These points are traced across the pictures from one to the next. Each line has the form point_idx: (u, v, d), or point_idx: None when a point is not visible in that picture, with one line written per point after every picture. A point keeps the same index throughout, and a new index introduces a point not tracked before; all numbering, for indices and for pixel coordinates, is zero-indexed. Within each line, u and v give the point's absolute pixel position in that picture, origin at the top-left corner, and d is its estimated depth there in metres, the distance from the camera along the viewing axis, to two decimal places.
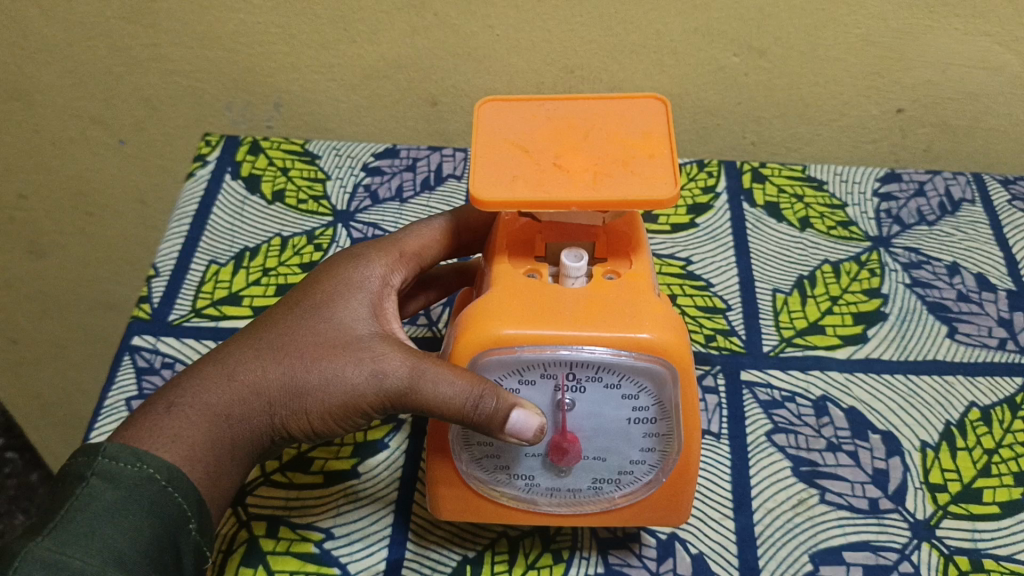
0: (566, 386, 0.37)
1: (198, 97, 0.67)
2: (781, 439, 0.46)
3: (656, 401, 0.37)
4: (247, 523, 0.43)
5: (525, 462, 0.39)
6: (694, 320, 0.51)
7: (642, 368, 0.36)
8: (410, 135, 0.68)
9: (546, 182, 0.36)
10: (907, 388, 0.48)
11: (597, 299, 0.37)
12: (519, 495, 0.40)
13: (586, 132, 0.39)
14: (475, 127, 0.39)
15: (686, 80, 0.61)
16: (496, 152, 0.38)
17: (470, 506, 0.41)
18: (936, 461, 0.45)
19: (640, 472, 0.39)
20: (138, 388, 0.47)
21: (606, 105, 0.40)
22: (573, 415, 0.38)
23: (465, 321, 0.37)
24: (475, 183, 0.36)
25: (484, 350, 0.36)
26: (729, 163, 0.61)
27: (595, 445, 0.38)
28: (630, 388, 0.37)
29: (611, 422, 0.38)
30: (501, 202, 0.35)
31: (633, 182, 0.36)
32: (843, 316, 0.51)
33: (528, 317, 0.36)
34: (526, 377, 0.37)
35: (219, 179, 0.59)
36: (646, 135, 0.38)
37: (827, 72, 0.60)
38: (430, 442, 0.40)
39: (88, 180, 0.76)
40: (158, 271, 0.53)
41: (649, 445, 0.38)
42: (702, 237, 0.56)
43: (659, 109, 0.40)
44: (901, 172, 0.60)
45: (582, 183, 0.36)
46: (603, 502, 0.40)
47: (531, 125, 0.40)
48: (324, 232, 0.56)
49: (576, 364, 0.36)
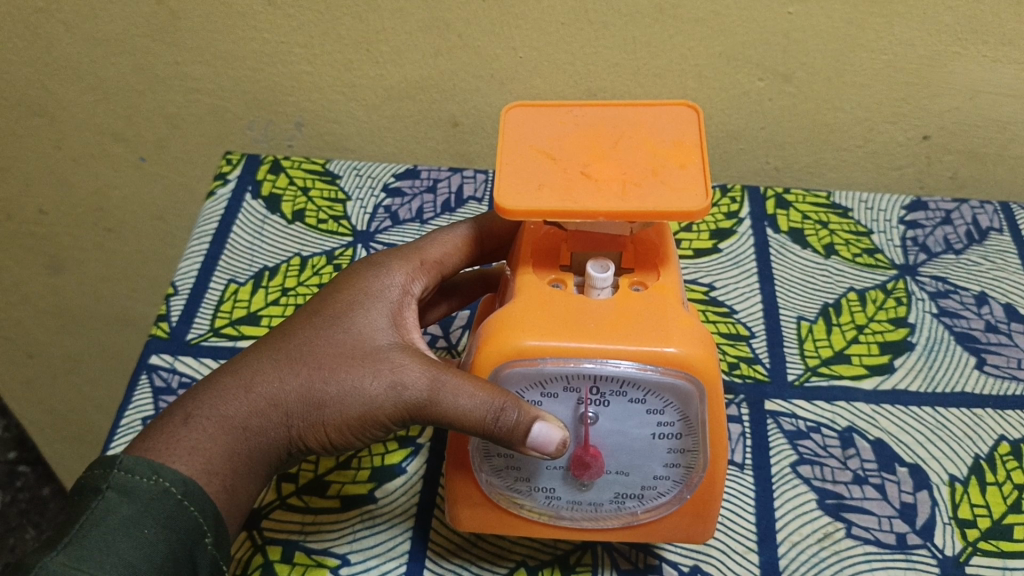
0: (589, 399, 0.36)
1: (220, 116, 0.67)
2: (806, 471, 0.45)
3: (681, 416, 0.37)
4: (262, 548, 0.42)
5: (546, 475, 0.39)
6: (717, 347, 0.51)
7: (671, 382, 0.35)
8: (431, 157, 0.67)
9: (574, 191, 0.36)
10: (935, 421, 0.47)
11: (623, 311, 0.36)
12: (540, 507, 0.40)
13: (614, 141, 0.38)
14: (503, 135, 0.38)
15: (710, 105, 0.61)
16: (523, 160, 0.38)
17: (490, 519, 0.40)
18: (965, 495, 0.44)
19: (664, 488, 0.38)
20: (155, 407, 0.47)
21: (635, 114, 0.40)
22: (596, 429, 0.37)
23: (487, 332, 0.36)
24: (501, 191, 0.36)
25: (507, 362, 0.36)
26: (752, 189, 0.61)
27: (618, 459, 0.38)
28: (656, 402, 0.36)
29: (634, 437, 0.37)
30: (526, 211, 0.35)
31: (662, 192, 0.35)
32: (869, 344, 0.51)
33: (553, 328, 0.35)
34: (548, 389, 0.36)
35: (240, 198, 0.59)
36: (676, 145, 0.38)
37: (851, 98, 0.60)
38: (450, 460, 0.39)
39: (107, 196, 0.76)
40: (177, 290, 0.53)
41: (673, 461, 0.38)
42: (725, 262, 0.56)
43: (690, 119, 0.39)
44: (927, 200, 0.60)
45: (611, 193, 0.36)
46: (625, 516, 0.40)
47: (559, 133, 0.39)
48: (344, 252, 0.55)
49: (601, 378, 0.35)
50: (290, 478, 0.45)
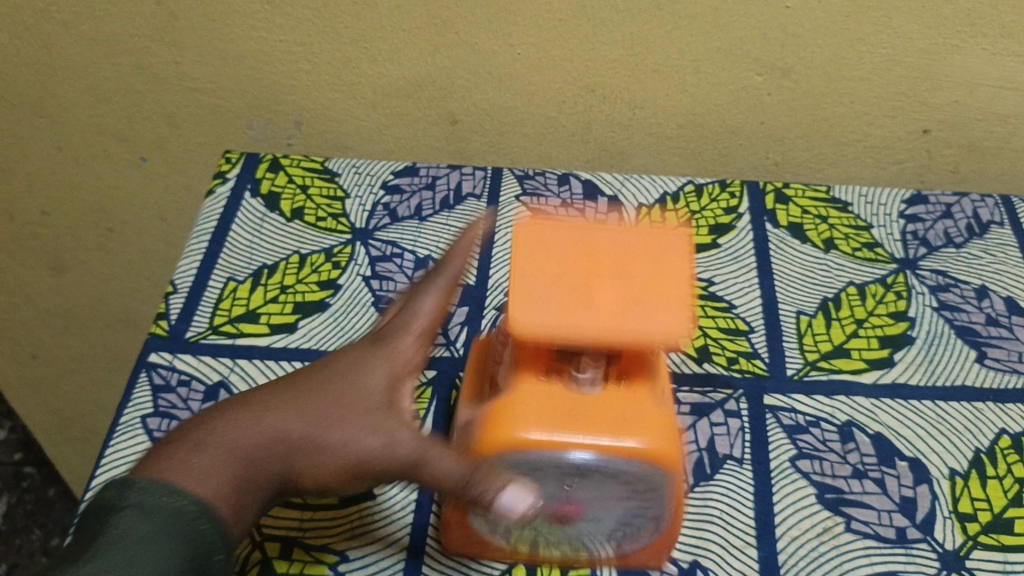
0: (572, 478, 0.38)
1: (220, 115, 0.67)
2: (806, 465, 0.45)
3: (652, 492, 0.38)
4: (260, 544, 0.42)
5: (522, 527, 0.40)
6: (716, 341, 0.50)
7: (638, 474, 0.37)
8: (431, 155, 0.67)
9: (570, 314, 0.35)
10: (935, 414, 0.47)
11: (607, 410, 0.37)
12: (510, 548, 0.41)
13: (608, 254, 0.37)
14: (511, 241, 0.37)
15: (710, 100, 0.61)
16: (522, 272, 0.36)
17: (465, 553, 0.42)
18: (965, 489, 0.44)
19: (627, 540, 0.40)
20: (155, 405, 0.47)
21: (628, 226, 0.39)
22: (575, 495, 0.38)
23: (485, 419, 0.38)
24: (511, 312, 0.36)
25: (492, 460, 0.37)
26: (752, 184, 0.60)
27: (590, 515, 0.39)
28: (632, 484, 0.38)
29: (607, 505, 0.39)
30: (528, 332, 0.35)
31: (654, 316, 0.35)
32: (869, 339, 0.50)
33: (541, 427, 0.37)
34: (530, 471, 0.38)
35: (239, 197, 0.59)
36: (665, 263, 0.37)
37: (851, 92, 0.59)
38: (445, 521, 0.41)
39: (109, 196, 0.76)
40: (176, 288, 0.53)
41: (639, 524, 0.39)
42: (724, 257, 0.55)
43: (680, 233, 0.38)
44: (927, 194, 0.59)
45: (607, 313, 0.35)
46: (588, 557, 0.41)
47: (565, 238, 0.38)
48: (342, 249, 0.55)
49: (581, 468, 0.37)
50: None
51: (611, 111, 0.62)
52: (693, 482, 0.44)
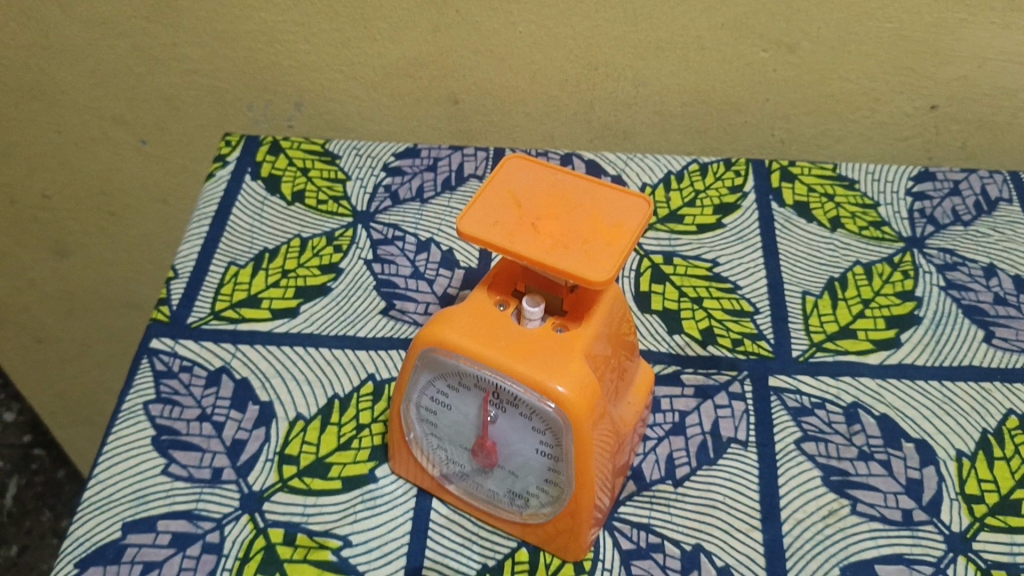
0: (491, 402, 0.38)
1: (219, 97, 0.66)
2: (811, 448, 0.44)
3: (556, 444, 0.38)
4: (263, 530, 0.41)
5: (460, 451, 0.41)
6: (721, 323, 0.50)
7: (550, 416, 0.37)
8: (433, 135, 0.67)
9: (513, 236, 0.36)
10: (942, 395, 0.46)
11: (537, 343, 0.37)
12: (459, 482, 0.42)
13: (571, 206, 0.37)
14: (488, 176, 0.38)
15: (715, 77, 0.60)
16: (486, 200, 0.37)
17: (418, 476, 0.43)
18: (972, 470, 0.44)
19: (538, 500, 0.40)
20: (157, 391, 0.47)
21: (599, 189, 0.38)
22: (496, 427, 0.39)
23: (429, 322, 0.39)
24: (467, 211, 0.37)
25: (430, 348, 0.38)
26: (757, 162, 0.60)
27: (513, 459, 0.40)
28: (538, 422, 0.38)
29: (524, 449, 0.39)
30: (468, 232, 0.36)
31: (580, 257, 0.35)
32: (875, 319, 0.50)
33: (473, 332, 0.38)
34: (461, 385, 0.39)
35: (239, 180, 0.59)
36: (618, 227, 0.36)
37: (859, 68, 0.58)
38: (393, 437, 0.42)
39: (110, 179, 0.76)
40: (177, 273, 0.52)
41: (551, 479, 0.39)
42: (729, 238, 0.55)
43: (641, 204, 0.37)
44: (935, 171, 0.59)
45: (543, 244, 0.35)
46: (510, 512, 0.41)
47: (539, 186, 0.38)
48: (344, 233, 0.55)
49: (500, 386, 0.37)
50: (290, 460, 0.44)
51: (614, 89, 0.61)
52: (696, 465, 0.44)
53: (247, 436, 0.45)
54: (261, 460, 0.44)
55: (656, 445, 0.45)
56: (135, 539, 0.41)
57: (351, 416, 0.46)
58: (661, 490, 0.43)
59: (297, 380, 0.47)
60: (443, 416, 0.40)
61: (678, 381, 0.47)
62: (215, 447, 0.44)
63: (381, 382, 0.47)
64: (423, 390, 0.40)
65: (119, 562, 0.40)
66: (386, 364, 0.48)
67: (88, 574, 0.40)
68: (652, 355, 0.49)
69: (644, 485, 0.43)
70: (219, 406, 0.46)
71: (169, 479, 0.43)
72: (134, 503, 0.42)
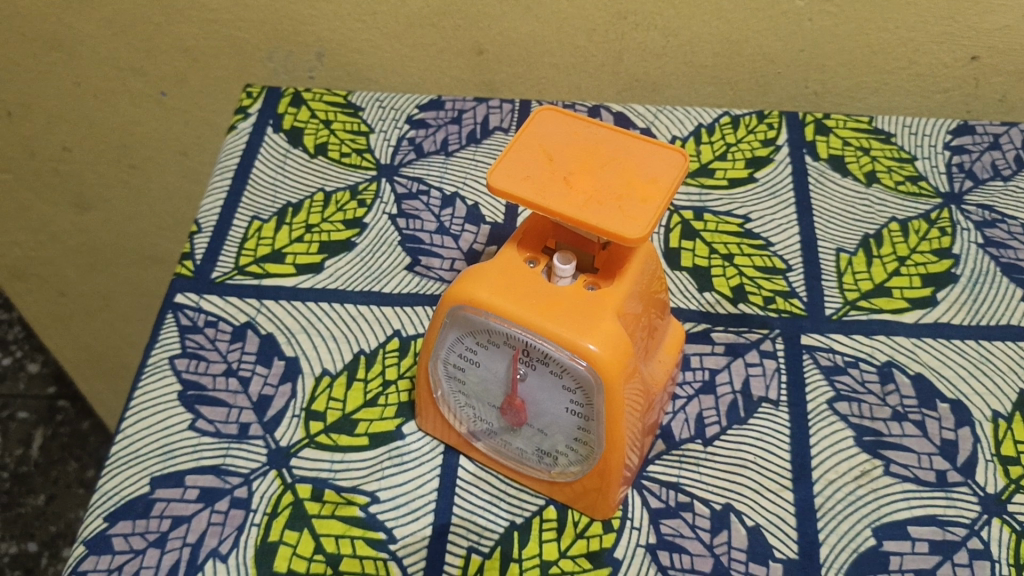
0: (520, 359, 0.37)
1: (239, 47, 0.65)
2: (844, 407, 0.44)
3: (587, 402, 0.37)
4: (291, 486, 0.41)
5: (488, 409, 0.40)
6: (753, 281, 0.49)
7: (581, 374, 0.36)
8: (456, 87, 0.65)
9: (545, 191, 0.35)
10: (978, 355, 0.45)
11: (568, 301, 0.37)
12: (487, 440, 0.42)
13: (605, 160, 0.36)
14: (518, 129, 0.37)
15: (747, 26, 0.58)
16: (517, 154, 0.36)
17: (444, 432, 0.43)
18: (1008, 432, 0.43)
19: (567, 459, 0.40)
20: (182, 345, 0.46)
21: (633, 143, 0.37)
22: (526, 384, 0.38)
23: (457, 279, 0.38)
24: (497, 165, 0.36)
25: (459, 305, 0.37)
26: (791, 114, 0.58)
27: (542, 417, 0.39)
28: (569, 381, 0.37)
29: (554, 407, 0.38)
30: (499, 187, 0.35)
31: (615, 213, 0.34)
32: (911, 277, 0.49)
33: (503, 289, 0.37)
34: (491, 342, 0.38)
35: (261, 132, 0.58)
36: (653, 182, 0.35)
37: (898, 17, 0.56)
38: (420, 394, 0.42)
39: (130, 131, 0.75)
40: (200, 227, 0.52)
41: (581, 437, 0.39)
42: (762, 192, 0.53)
43: (676, 159, 0.36)
44: (974, 124, 0.57)
45: (575, 200, 0.34)
46: (538, 471, 0.41)
47: (571, 140, 0.37)
48: (368, 186, 0.54)
49: (531, 344, 0.36)
50: (317, 417, 0.44)
51: (643, 39, 0.60)
52: (726, 424, 0.43)
53: (273, 391, 0.45)
54: (288, 416, 0.44)
55: (685, 404, 0.44)
56: (163, 494, 0.41)
57: (377, 372, 0.45)
58: (690, 450, 0.43)
59: (322, 336, 0.47)
60: (470, 373, 0.40)
61: (708, 339, 0.47)
62: (242, 402, 0.44)
63: (407, 338, 0.47)
64: (451, 347, 0.40)
65: (148, 516, 0.40)
66: (412, 321, 0.47)
67: (117, 528, 0.40)
68: (683, 313, 0.48)
69: (673, 445, 0.43)
70: (245, 361, 0.46)
71: (196, 435, 0.43)
72: (162, 458, 0.42)
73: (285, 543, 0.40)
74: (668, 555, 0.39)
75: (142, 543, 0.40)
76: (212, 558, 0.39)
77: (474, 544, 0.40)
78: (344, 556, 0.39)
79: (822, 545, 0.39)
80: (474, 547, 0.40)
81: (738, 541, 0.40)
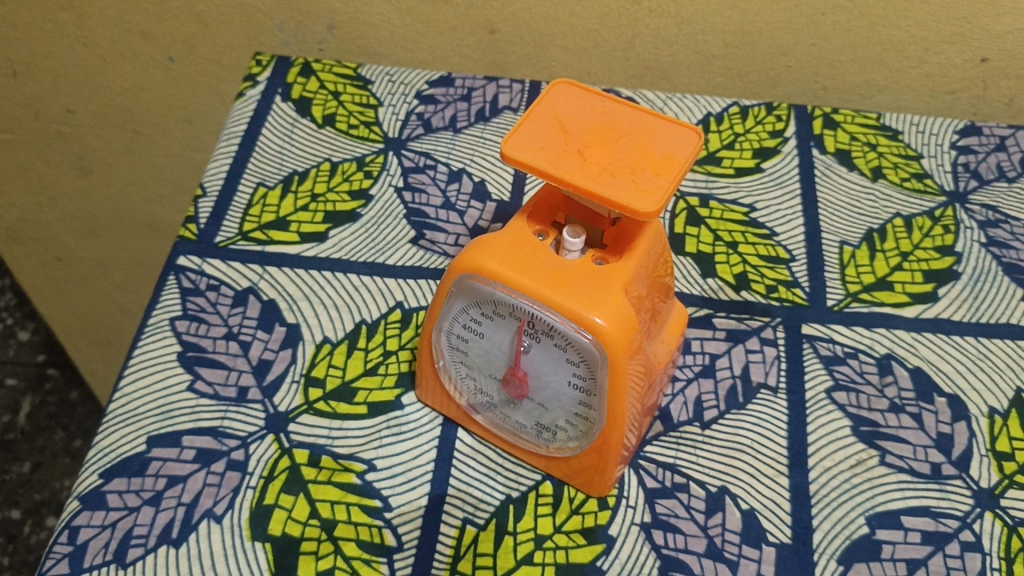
0: (525, 332, 0.37)
1: (250, 15, 0.64)
2: (842, 397, 0.44)
3: (591, 377, 0.37)
4: (289, 451, 0.41)
5: (489, 381, 0.40)
6: (756, 269, 0.49)
7: (585, 348, 0.36)
8: (466, 65, 0.65)
9: (559, 162, 0.35)
10: (977, 351, 0.46)
11: (576, 275, 0.37)
12: (487, 412, 0.42)
13: (619, 135, 0.36)
14: (533, 100, 0.37)
15: (760, 18, 0.58)
16: (533, 125, 0.36)
17: (444, 403, 0.43)
18: (1004, 428, 0.43)
19: (567, 434, 0.40)
20: (183, 307, 0.46)
21: (649, 120, 0.37)
22: (529, 357, 0.38)
23: (466, 249, 0.38)
24: (511, 136, 0.36)
25: (467, 274, 0.38)
26: (799, 107, 0.58)
27: (544, 391, 0.39)
28: (573, 355, 0.37)
29: (556, 380, 0.38)
30: (514, 156, 0.35)
31: (628, 186, 0.34)
32: (913, 272, 0.49)
33: (511, 260, 0.37)
34: (496, 313, 0.38)
35: (270, 100, 0.57)
36: (667, 158, 0.35)
37: (911, 15, 0.56)
38: (421, 365, 0.42)
39: (136, 97, 0.75)
40: (205, 191, 0.52)
41: (581, 412, 0.39)
42: (768, 183, 0.53)
43: (691, 136, 0.36)
44: (981, 126, 0.57)
45: (589, 172, 0.34)
46: (537, 446, 0.41)
47: (586, 114, 0.37)
48: (374, 159, 0.54)
49: (537, 316, 0.36)
50: (316, 383, 0.44)
51: (656, 25, 0.59)
52: (725, 409, 0.44)
53: (273, 356, 0.45)
54: (287, 381, 0.44)
55: (685, 387, 0.45)
56: (160, 453, 0.41)
57: (378, 342, 0.45)
58: (688, 432, 0.43)
59: (324, 304, 0.47)
60: (474, 344, 0.40)
61: (710, 325, 0.47)
62: (241, 366, 0.44)
63: (409, 310, 0.47)
64: (456, 318, 0.40)
65: (143, 475, 0.40)
66: (415, 294, 0.47)
67: (113, 484, 0.40)
68: (685, 297, 0.48)
69: (671, 426, 0.43)
70: (245, 325, 0.46)
71: (194, 396, 0.43)
72: (159, 417, 0.42)
73: (280, 507, 0.40)
74: (662, 534, 0.39)
75: (136, 500, 0.39)
76: (206, 518, 0.39)
77: (469, 516, 0.40)
78: (339, 522, 0.39)
79: (815, 531, 0.40)
80: (470, 518, 0.40)
81: (733, 524, 0.40)
